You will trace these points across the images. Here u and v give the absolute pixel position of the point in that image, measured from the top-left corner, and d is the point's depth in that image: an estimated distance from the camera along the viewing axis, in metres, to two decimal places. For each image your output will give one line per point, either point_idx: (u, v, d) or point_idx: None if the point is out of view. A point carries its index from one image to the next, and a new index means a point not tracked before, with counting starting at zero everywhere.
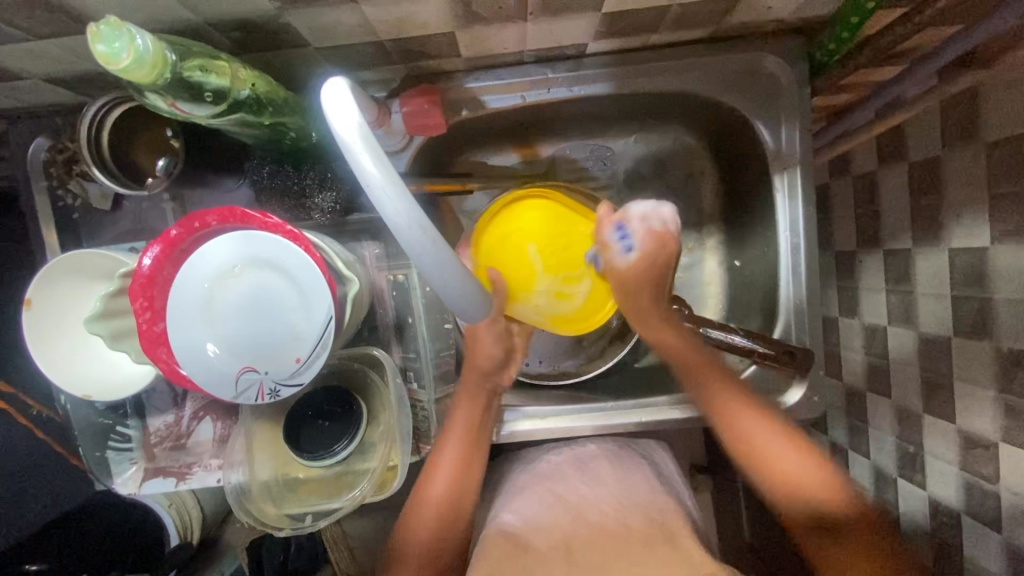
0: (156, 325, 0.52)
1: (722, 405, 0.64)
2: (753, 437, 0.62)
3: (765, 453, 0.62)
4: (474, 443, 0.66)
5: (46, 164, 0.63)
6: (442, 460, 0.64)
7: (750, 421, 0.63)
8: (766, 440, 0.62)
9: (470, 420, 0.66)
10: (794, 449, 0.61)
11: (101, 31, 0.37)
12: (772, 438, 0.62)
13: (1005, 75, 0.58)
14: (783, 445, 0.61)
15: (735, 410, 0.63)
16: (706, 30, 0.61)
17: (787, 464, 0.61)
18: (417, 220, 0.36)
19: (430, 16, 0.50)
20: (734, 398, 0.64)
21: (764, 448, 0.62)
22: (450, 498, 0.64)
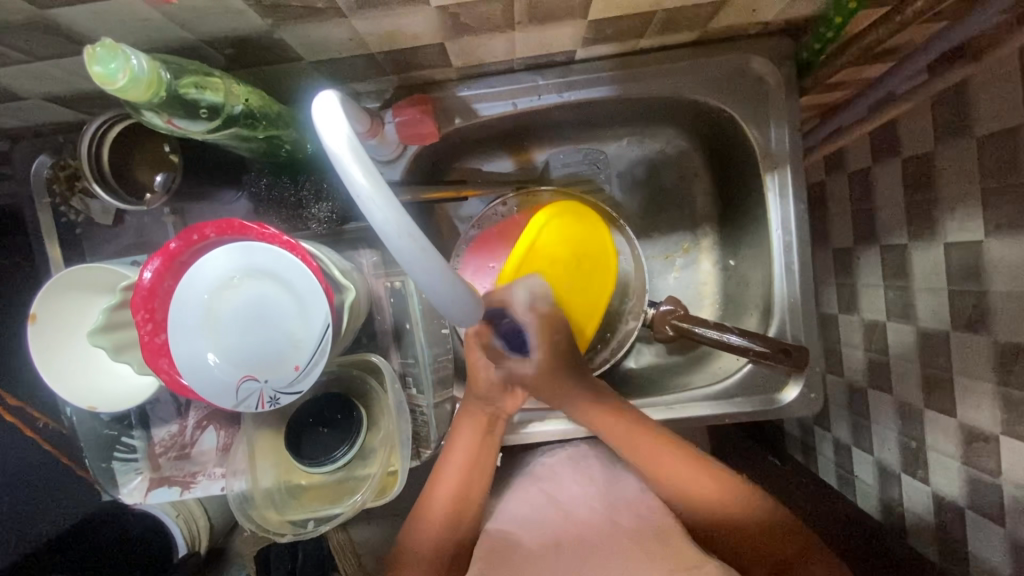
0: (158, 337, 0.53)
1: (627, 436, 0.65)
2: (664, 464, 0.65)
3: (675, 475, 0.64)
4: (474, 464, 0.66)
5: (49, 180, 0.65)
6: (445, 473, 0.65)
7: (655, 444, 0.65)
8: (673, 463, 0.65)
9: (471, 442, 0.66)
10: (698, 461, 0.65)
11: (97, 53, 0.38)
12: (673, 459, 0.65)
13: (994, 69, 0.58)
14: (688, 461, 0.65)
15: (639, 437, 0.65)
16: (693, 33, 0.62)
17: (698, 478, 0.64)
18: (405, 229, 0.37)
19: (420, 28, 0.51)
20: (637, 427, 0.66)
21: (673, 471, 0.64)
22: (459, 495, 0.65)
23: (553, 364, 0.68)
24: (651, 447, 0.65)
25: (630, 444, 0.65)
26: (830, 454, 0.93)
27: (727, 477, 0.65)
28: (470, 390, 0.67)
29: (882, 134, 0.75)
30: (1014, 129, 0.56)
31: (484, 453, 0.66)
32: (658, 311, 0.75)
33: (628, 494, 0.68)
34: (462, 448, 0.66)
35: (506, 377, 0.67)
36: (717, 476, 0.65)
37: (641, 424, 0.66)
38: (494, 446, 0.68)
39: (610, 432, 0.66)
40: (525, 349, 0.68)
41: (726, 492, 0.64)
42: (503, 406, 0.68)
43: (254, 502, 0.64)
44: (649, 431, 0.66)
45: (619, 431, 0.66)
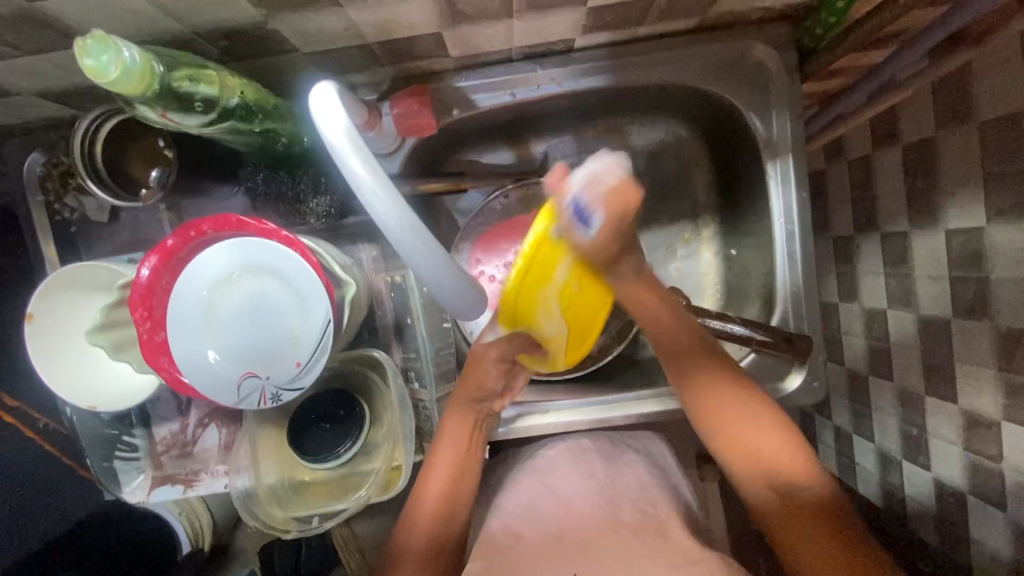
0: (157, 335, 0.52)
1: (705, 390, 0.60)
2: (735, 430, 0.59)
3: (742, 441, 0.58)
4: (463, 454, 0.64)
5: (42, 178, 0.64)
6: (435, 464, 0.64)
7: (735, 406, 0.59)
8: (748, 432, 0.58)
9: (461, 431, 0.64)
10: (777, 433, 0.58)
11: (88, 44, 0.37)
12: (746, 423, 0.58)
13: (996, 53, 0.58)
14: (763, 429, 0.58)
15: (720, 394, 0.59)
16: (693, 20, 0.61)
17: (771, 451, 0.58)
18: (408, 221, 0.37)
19: (416, 17, 0.50)
20: (720, 382, 0.60)
21: (747, 441, 0.58)
22: (450, 489, 0.64)
23: (612, 244, 0.52)
24: (725, 404, 0.59)
25: (710, 399, 0.60)
26: (831, 442, 0.93)
27: (805, 464, 0.57)
28: (463, 384, 0.61)
29: (883, 120, 0.74)
30: (1017, 113, 0.56)
31: (471, 457, 0.65)
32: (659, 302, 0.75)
33: (629, 487, 0.68)
34: (450, 438, 0.64)
35: (504, 386, 0.63)
36: (794, 458, 0.57)
37: (728, 381, 0.60)
38: (480, 440, 0.66)
39: (691, 382, 0.61)
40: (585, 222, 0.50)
41: (795, 479, 0.57)
42: (492, 406, 0.65)
43: (258, 500, 0.63)
44: (730, 388, 0.59)
45: (697, 382, 0.60)
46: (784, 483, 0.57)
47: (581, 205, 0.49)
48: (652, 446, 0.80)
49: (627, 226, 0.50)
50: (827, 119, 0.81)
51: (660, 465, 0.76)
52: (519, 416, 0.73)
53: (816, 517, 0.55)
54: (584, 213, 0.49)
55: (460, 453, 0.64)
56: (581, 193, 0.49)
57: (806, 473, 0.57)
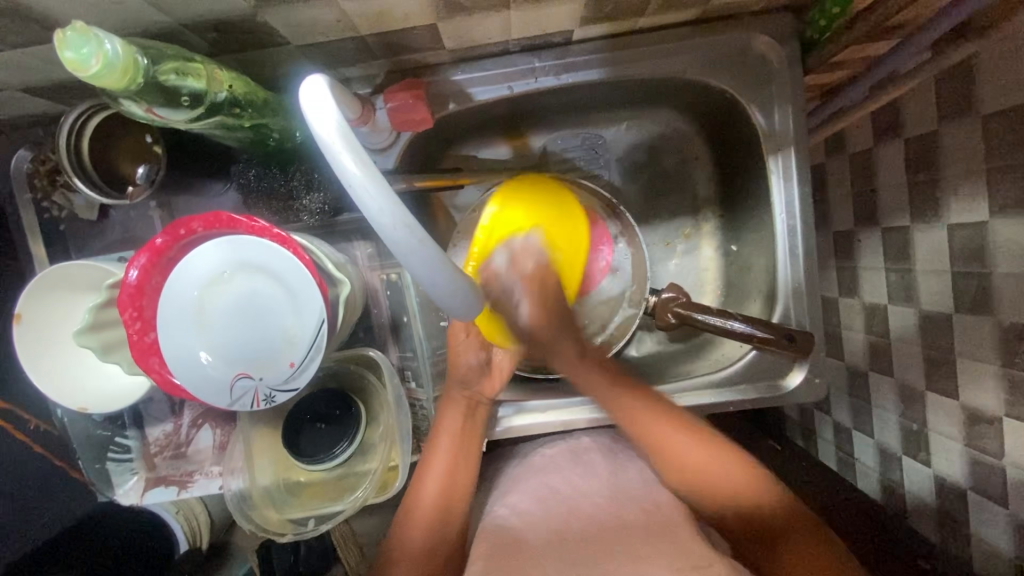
0: (148, 336, 0.51)
1: (646, 425, 0.64)
2: (682, 456, 0.63)
3: (689, 467, 0.63)
4: (460, 448, 0.65)
5: (30, 175, 0.62)
6: (433, 461, 0.64)
7: (676, 433, 0.63)
8: (695, 457, 0.63)
9: (457, 425, 0.66)
10: (718, 452, 0.63)
11: (68, 37, 0.36)
12: (691, 449, 0.63)
13: (1001, 44, 0.57)
14: (707, 451, 0.63)
15: (657, 427, 0.63)
16: (693, 12, 0.60)
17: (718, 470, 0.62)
18: (401, 219, 0.36)
19: (409, 8, 0.49)
20: (656, 414, 0.64)
21: (692, 466, 0.63)
22: (448, 486, 0.64)
23: (548, 324, 0.65)
24: (666, 434, 0.63)
25: (652, 431, 0.63)
26: (830, 438, 0.92)
27: (752, 475, 0.62)
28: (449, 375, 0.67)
29: (886, 113, 0.73)
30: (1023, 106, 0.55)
31: (469, 455, 0.65)
32: (659, 299, 0.74)
33: (630, 487, 0.67)
34: (447, 434, 0.65)
35: (488, 362, 0.68)
36: (738, 473, 0.62)
37: (664, 416, 0.64)
38: (478, 430, 0.67)
39: (621, 411, 0.64)
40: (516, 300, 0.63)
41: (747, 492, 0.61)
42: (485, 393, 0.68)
43: (252, 502, 0.63)
44: (667, 418, 0.64)
45: (634, 417, 0.64)
46: (738, 498, 0.61)
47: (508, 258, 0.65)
48: None
49: (546, 296, 0.65)
50: (828, 112, 0.80)
51: None
52: (516, 415, 0.72)
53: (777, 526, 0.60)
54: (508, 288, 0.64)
55: (457, 452, 0.65)
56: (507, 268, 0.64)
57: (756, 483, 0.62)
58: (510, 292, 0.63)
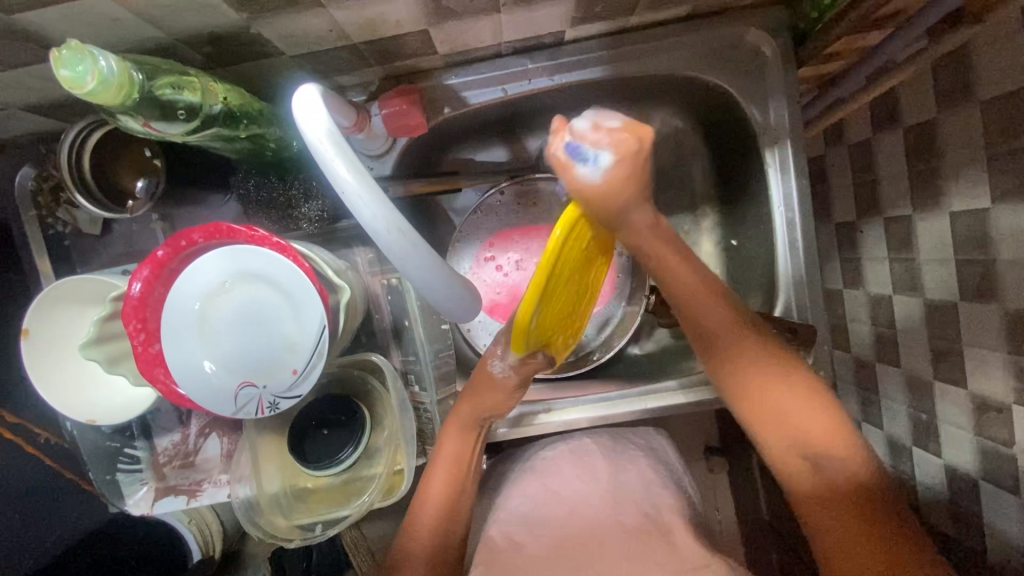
0: (152, 347, 0.52)
1: (737, 365, 0.58)
2: (784, 409, 0.56)
3: (792, 426, 0.56)
4: (465, 460, 0.65)
5: (33, 193, 0.63)
6: (436, 468, 0.64)
7: (779, 387, 0.56)
8: (799, 413, 0.55)
9: (460, 444, 0.65)
10: (829, 423, 0.55)
11: (63, 55, 0.37)
12: (805, 412, 0.55)
13: (996, 30, 0.56)
14: (798, 402, 0.56)
15: (757, 370, 0.57)
16: (685, 7, 0.60)
17: (805, 423, 0.55)
18: (395, 225, 0.36)
19: (401, 15, 0.49)
20: (746, 345, 0.58)
21: (793, 422, 0.55)
22: (452, 491, 0.63)
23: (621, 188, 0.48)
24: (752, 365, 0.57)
25: (747, 375, 0.57)
26: None
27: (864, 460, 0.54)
28: (467, 399, 0.64)
29: (884, 100, 0.73)
30: (1021, 90, 0.54)
31: (475, 458, 0.65)
32: None
33: (634, 487, 0.67)
34: (450, 445, 0.65)
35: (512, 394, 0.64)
36: (841, 449, 0.54)
37: (765, 359, 0.57)
38: (480, 446, 0.67)
39: (726, 356, 0.58)
40: (589, 161, 0.46)
41: (854, 474, 0.54)
42: (490, 419, 0.66)
43: (259, 508, 0.63)
44: (761, 352, 0.57)
45: (735, 358, 0.58)
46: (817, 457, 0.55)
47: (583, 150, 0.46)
48: (656, 443, 0.79)
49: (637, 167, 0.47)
50: (824, 104, 0.80)
51: (664, 462, 0.75)
52: (519, 417, 0.72)
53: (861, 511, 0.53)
54: (587, 152, 0.47)
55: (466, 452, 0.65)
56: (579, 139, 0.46)
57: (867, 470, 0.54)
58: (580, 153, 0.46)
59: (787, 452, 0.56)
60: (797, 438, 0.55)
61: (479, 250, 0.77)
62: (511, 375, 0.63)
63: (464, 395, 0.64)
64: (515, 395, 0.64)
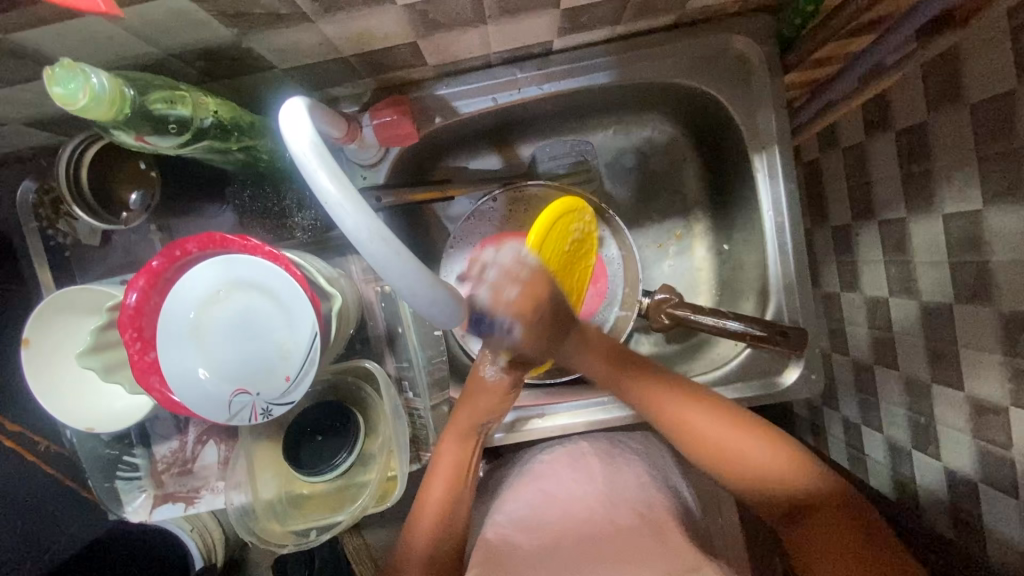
0: (148, 355, 0.53)
1: (651, 399, 0.63)
2: (708, 438, 0.60)
3: (724, 452, 0.60)
4: (465, 467, 0.66)
5: (34, 205, 0.64)
6: (436, 474, 0.64)
7: (699, 416, 0.60)
8: (724, 439, 0.59)
9: (459, 451, 0.66)
10: (757, 441, 0.59)
11: (56, 73, 0.38)
12: (729, 436, 0.59)
13: (980, 34, 0.57)
14: (735, 436, 0.59)
15: (672, 404, 0.62)
16: (670, 16, 0.61)
17: (752, 457, 0.59)
18: (378, 233, 0.37)
19: (389, 27, 0.50)
20: (665, 394, 0.62)
21: (720, 448, 0.60)
22: (450, 496, 0.64)
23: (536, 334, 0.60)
24: (685, 417, 0.61)
25: (669, 411, 0.62)
26: (839, 434, 0.91)
27: (795, 465, 0.58)
28: (461, 408, 0.66)
29: (876, 104, 0.73)
30: (1007, 93, 0.55)
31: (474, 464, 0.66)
32: (652, 300, 0.74)
33: (631, 491, 0.67)
34: (449, 451, 0.65)
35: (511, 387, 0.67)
36: (775, 459, 0.58)
37: (678, 393, 0.62)
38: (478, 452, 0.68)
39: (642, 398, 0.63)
40: (500, 329, 0.58)
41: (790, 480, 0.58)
42: (490, 424, 0.67)
43: (255, 515, 0.64)
44: (681, 397, 0.61)
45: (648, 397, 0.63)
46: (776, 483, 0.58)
47: (488, 324, 0.57)
48: (653, 448, 0.79)
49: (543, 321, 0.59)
50: (815, 109, 0.81)
51: (661, 466, 0.75)
52: (513, 422, 0.72)
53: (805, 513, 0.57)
54: (494, 321, 0.57)
55: (464, 459, 0.66)
56: (483, 315, 0.56)
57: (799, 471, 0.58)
58: (493, 325, 0.57)
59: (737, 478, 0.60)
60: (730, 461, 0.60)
61: (473, 257, 0.78)
62: (503, 378, 0.66)
63: (463, 403, 0.66)
64: (512, 395, 0.67)
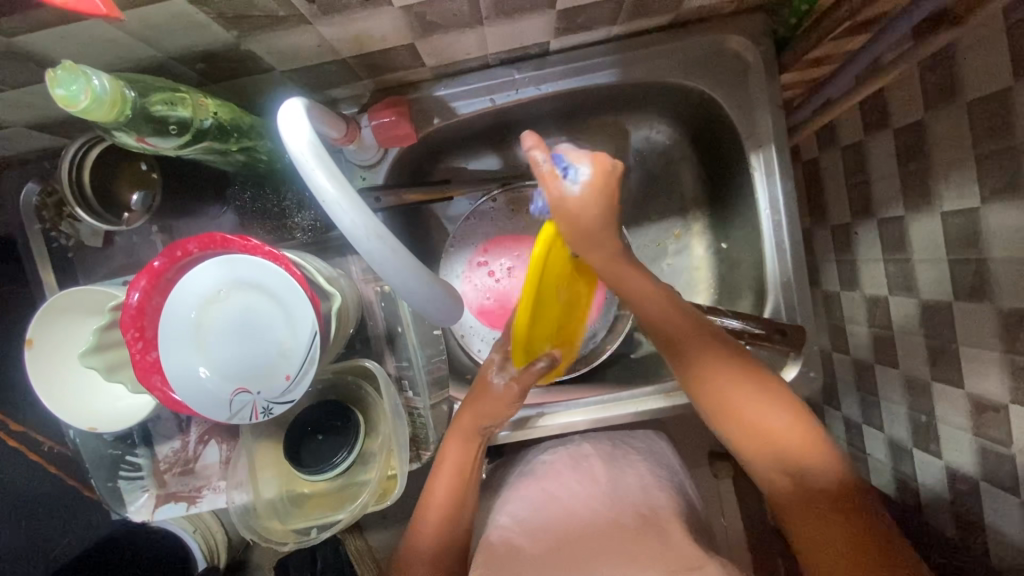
0: (149, 354, 0.53)
1: (697, 361, 0.59)
2: (742, 404, 0.57)
3: (754, 422, 0.56)
4: (470, 467, 0.67)
5: (38, 208, 0.65)
6: (442, 471, 0.65)
7: (742, 382, 0.57)
8: (757, 406, 0.56)
9: (465, 451, 0.66)
10: (790, 418, 0.56)
11: (59, 76, 0.39)
12: (767, 407, 0.56)
13: (974, 32, 0.57)
14: (772, 406, 0.56)
15: (718, 368, 0.58)
16: (666, 17, 0.62)
17: (780, 429, 0.55)
18: (374, 230, 0.37)
19: (387, 29, 0.51)
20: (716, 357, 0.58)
21: (752, 417, 0.56)
22: (455, 497, 0.64)
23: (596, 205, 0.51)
24: (730, 378, 0.57)
25: (710, 374, 0.58)
26: (841, 433, 0.91)
27: (825, 456, 0.54)
28: (467, 410, 0.66)
29: (873, 102, 0.74)
30: (1004, 90, 0.55)
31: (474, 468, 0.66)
32: None
33: (632, 490, 0.68)
34: (455, 447, 0.66)
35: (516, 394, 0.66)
36: (803, 443, 0.55)
37: (723, 356, 0.58)
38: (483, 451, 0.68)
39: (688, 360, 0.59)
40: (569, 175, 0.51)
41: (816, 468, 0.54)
42: (492, 428, 0.67)
43: (256, 513, 0.64)
44: (729, 361, 0.58)
45: (697, 360, 0.59)
46: (796, 465, 0.54)
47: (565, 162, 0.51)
48: (654, 447, 0.79)
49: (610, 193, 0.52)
50: (812, 108, 0.81)
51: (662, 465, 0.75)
52: (513, 422, 0.73)
53: (828, 506, 0.52)
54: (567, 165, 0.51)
55: (468, 458, 0.66)
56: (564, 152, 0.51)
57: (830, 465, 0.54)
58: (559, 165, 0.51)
59: (757, 456, 0.56)
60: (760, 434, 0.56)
61: (472, 258, 0.78)
62: (511, 386, 0.66)
63: (467, 406, 0.67)
64: (515, 405, 0.66)
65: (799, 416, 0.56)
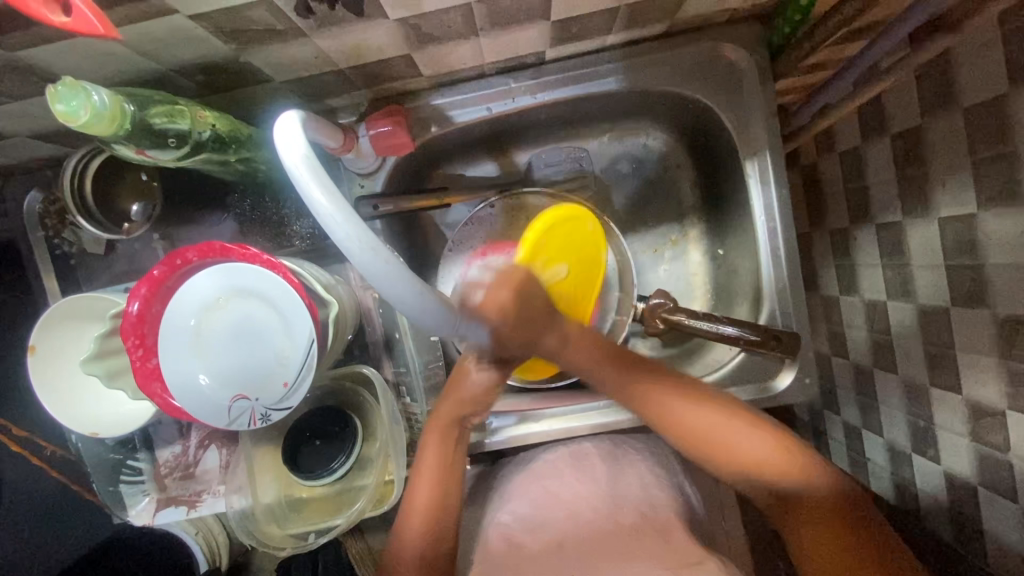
0: (150, 361, 0.54)
1: (647, 396, 0.62)
2: (704, 430, 0.60)
3: (724, 447, 0.60)
4: (449, 473, 0.64)
5: (41, 215, 0.66)
6: (423, 473, 0.63)
7: (695, 412, 0.60)
8: (720, 429, 0.60)
9: (443, 455, 0.64)
10: (756, 433, 0.59)
11: (60, 91, 0.40)
12: (732, 429, 0.60)
13: (967, 41, 0.58)
14: (736, 427, 0.60)
15: (670, 403, 0.61)
16: (661, 25, 0.62)
17: (747, 448, 0.59)
18: (367, 242, 0.38)
19: (383, 40, 0.51)
20: (666, 392, 0.61)
21: (719, 441, 0.60)
22: (437, 506, 0.63)
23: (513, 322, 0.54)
24: (682, 411, 0.60)
25: (664, 406, 0.61)
26: (841, 438, 0.91)
27: (799, 462, 0.58)
28: (445, 402, 0.63)
29: (870, 108, 0.74)
30: (998, 98, 0.55)
31: (458, 457, 0.64)
32: (647, 305, 0.75)
33: (631, 489, 0.68)
34: (432, 454, 0.64)
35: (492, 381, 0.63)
36: (777, 454, 0.59)
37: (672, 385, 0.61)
38: (462, 454, 0.66)
39: (639, 398, 0.62)
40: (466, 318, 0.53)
41: (796, 475, 0.58)
42: (472, 416, 0.65)
43: (255, 518, 0.65)
44: (680, 393, 0.61)
45: (648, 395, 0.62)
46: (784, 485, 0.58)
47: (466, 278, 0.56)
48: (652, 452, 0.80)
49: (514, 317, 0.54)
50: (809, 115, 0.82)
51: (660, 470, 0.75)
52: (511, 427, 0.73)
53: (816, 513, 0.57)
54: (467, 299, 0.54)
55: (447, 456, 0.64)
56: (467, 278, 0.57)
57: (807, 468, 0.58)
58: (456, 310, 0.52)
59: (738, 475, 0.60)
60: (733, 455, 0.59)
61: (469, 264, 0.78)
62: (486, 374, 0.62)
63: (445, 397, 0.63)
64: (497, 391, 0.64)
65: (765, 430, 0.60)
